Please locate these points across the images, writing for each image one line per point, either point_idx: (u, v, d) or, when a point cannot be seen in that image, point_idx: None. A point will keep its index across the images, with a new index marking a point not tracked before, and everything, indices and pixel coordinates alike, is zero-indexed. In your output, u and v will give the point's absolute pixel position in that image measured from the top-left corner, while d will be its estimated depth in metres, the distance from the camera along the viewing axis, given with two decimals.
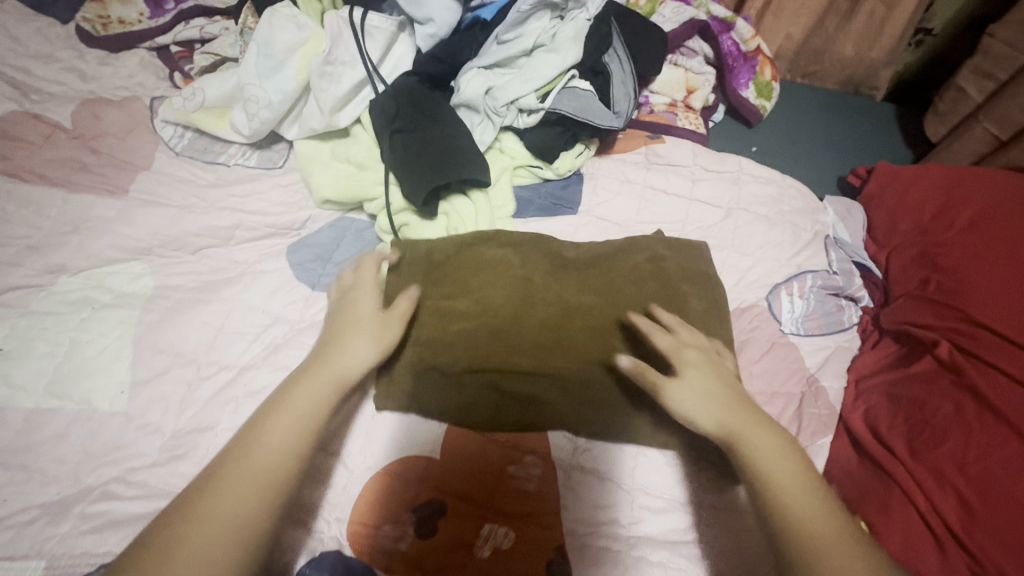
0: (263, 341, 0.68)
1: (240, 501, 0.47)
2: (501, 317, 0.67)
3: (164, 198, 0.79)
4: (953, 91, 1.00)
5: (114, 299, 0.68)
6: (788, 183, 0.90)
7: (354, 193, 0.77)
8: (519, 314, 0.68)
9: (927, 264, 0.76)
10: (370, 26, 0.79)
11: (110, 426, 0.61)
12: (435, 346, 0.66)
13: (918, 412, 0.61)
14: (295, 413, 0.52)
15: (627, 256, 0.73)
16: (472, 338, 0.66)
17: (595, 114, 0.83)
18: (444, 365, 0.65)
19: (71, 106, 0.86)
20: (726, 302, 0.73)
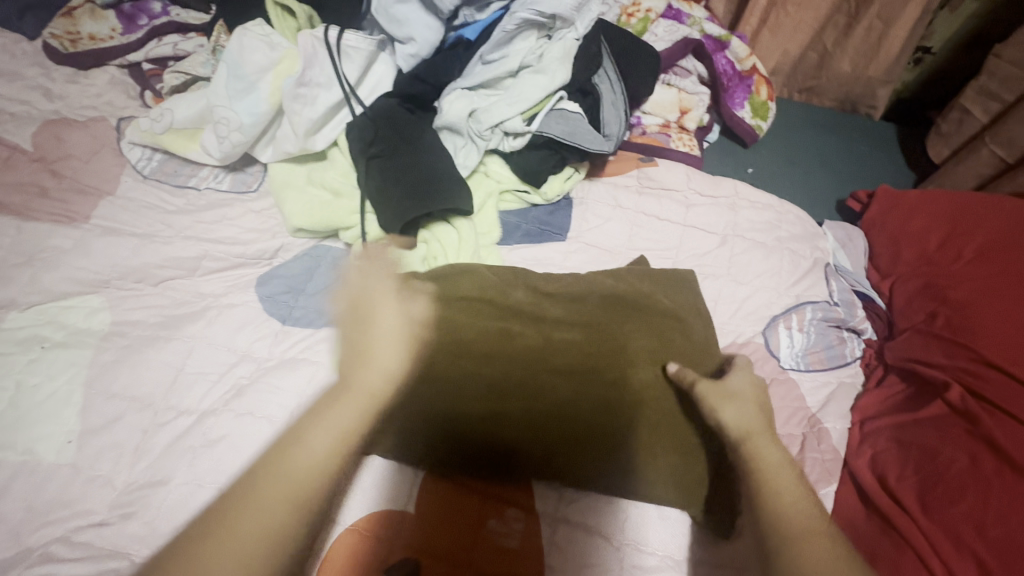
0: (228, 382, 0.64)
1: (244, 548, 0.43)
2: (482, 351, 0.64)
3: (128, 226, 0.74)
4: (957, 112, 0.97)
5: (66, 337, 0.64)
6: (785, 208, 0.87)
7: (329, 221, 0.73)
8: (491, 352, 0.64)
9: (935, 297, 0.72)
10: (347, 46, 0.75)
11: (56, 478, 0.56)
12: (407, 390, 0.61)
13: (931, 462, 0.57)
14: (332, 428, 0.50)
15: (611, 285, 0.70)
16: (459, 380, 0.61)
17: (584, 137, 0.79)
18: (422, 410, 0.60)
19: (32, 127, 0.81)
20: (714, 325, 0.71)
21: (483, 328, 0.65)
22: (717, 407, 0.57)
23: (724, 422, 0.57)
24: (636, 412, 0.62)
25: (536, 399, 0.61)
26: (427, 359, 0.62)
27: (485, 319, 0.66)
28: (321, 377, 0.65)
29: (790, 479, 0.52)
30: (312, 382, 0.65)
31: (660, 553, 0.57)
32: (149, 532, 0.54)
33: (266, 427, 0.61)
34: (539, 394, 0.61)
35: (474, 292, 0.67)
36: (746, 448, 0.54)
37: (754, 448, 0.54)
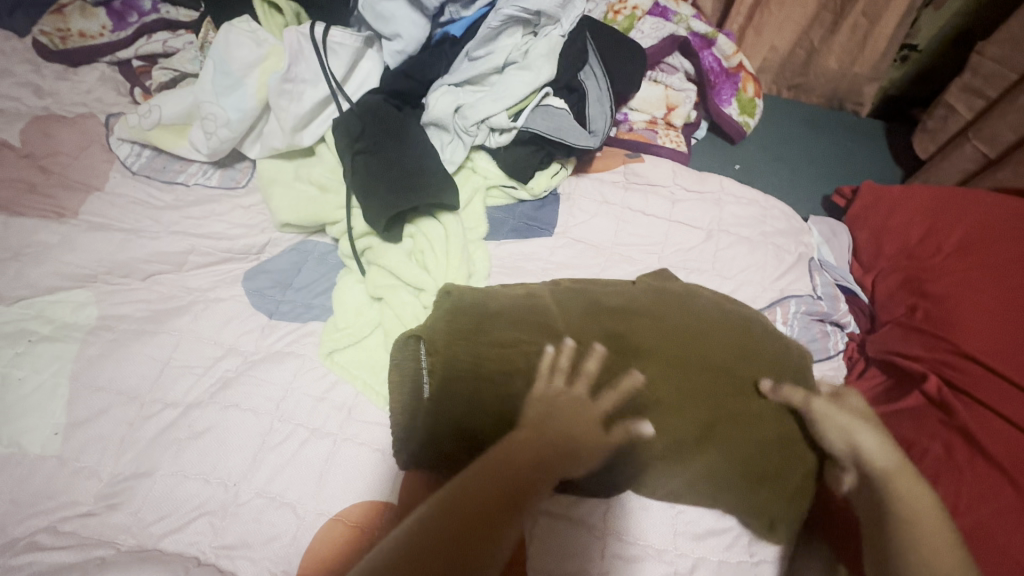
0: (214, 375, 0.64)
1: None
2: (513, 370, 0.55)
3: (116, 221, 0.75)
4: (942, 108, 0.98)
5: (53, 331, 0.64)
6: (770, 203, 0.88)
7: (316, 216, 0.74)
8: (520, 369, 0.55)
9: (914, 290, 0.73)
10: (333, 42, 0.76)
11: (42, 471, 0.57)
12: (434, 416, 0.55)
13: (907, 451, 0.58)
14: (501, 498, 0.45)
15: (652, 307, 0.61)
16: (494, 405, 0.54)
17: (569, 133, 0.80)
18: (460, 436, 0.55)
19: (20, 123, 0.82)
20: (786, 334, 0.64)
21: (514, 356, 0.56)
22: (850, 431, 0.53)
23: (862, 451, 0.52)
24: (743, 433, 0.55)
25: (593, 426, 0.52)
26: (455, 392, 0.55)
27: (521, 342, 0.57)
28: (307, 370, 0.66)
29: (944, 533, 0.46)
30: (298, 375, 0.65)
31: (640, 542, 0.58)
32: (135, 523, 0.55)
33: (252, 419, 0.61)
34: (582, 416, 0.52)
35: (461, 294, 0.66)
36: (893, 484, 0.50)
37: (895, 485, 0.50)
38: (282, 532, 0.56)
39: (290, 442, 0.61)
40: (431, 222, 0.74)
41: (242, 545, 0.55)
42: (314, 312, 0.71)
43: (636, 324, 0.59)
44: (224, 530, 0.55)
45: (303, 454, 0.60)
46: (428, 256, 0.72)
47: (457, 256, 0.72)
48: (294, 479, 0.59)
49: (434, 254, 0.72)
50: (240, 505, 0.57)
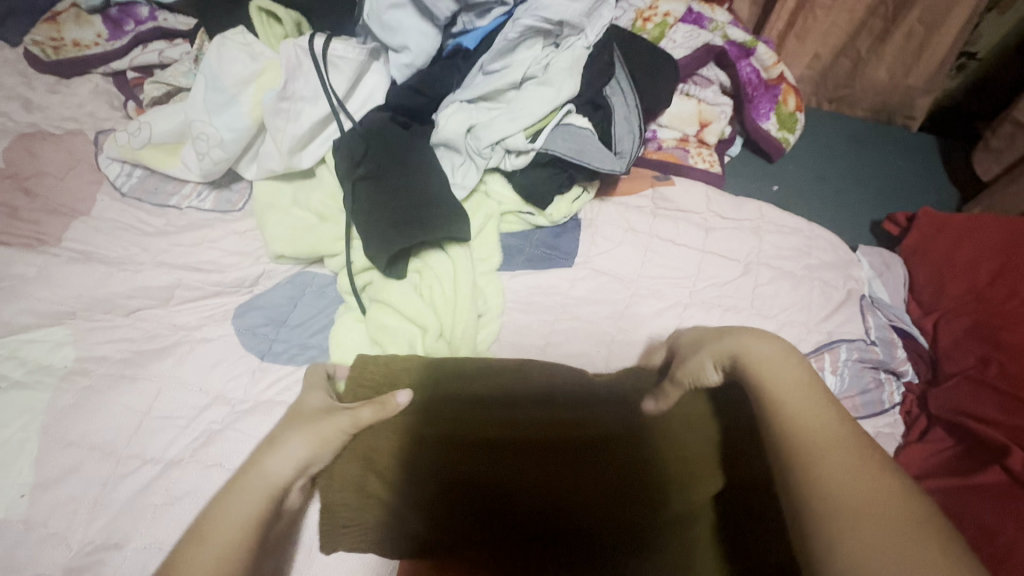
0: (197, 428, 0.58)
1: None
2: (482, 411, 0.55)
3: (101, 250, 0.69)
4: (1009, 125, 0.87)
5: (25, 375, 0.59)
6: (815, 232, 0.79)
7: (310, 250, 0.67)
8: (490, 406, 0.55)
9: (987, 340, 0.64)
10: (334, 56, 0.69)
11: (4, 537, 0.51)
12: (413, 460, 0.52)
13: (988, 541, 0.50)
14: (224, 532, 0.40)
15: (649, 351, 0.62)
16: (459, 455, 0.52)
17: (592, 155, 0.72)
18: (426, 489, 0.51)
19: (6, 142, 0.77)
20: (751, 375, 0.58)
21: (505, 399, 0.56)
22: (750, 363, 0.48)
23: (748, 364, 0.48)
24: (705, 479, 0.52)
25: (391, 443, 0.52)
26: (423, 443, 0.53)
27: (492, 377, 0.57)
28: None
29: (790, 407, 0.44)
30: None
31: None
32: None
33: None
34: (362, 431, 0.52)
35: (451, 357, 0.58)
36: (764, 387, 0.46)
37: (763, 369, 0.47)
38: None
39: None
40: (437, 253, 0.67)
41: None
42: (310, 354, 0.65)
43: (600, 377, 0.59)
44: None
45: None
46: (432, 291, 0.65)
47: (462, 293, 0.64)
48: None
49: (435, 290, 0.65)
50: None
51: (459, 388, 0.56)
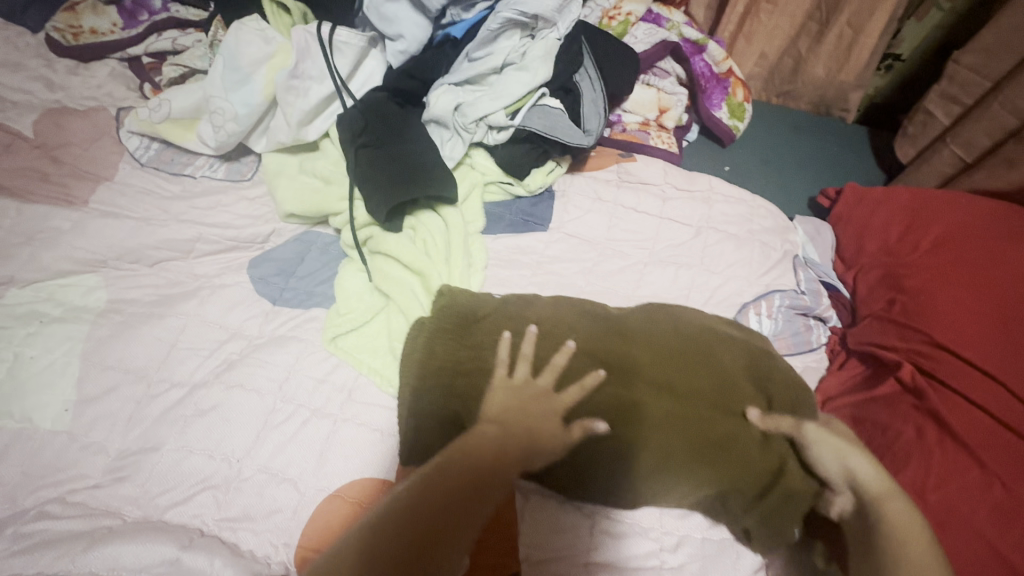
0: (219, 357, 0.67)
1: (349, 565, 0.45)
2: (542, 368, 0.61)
3: (125, 210, 0.77)
4: (921, 115, 1.02)
5: (63, 312, 0.66)
6: (758, 202, 0.91)
7: (319, 208, 0.76)
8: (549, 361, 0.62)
9: (892, 286, 0.76)
10: (339, 41, 0.79)
11: (54, 445, 0.59)
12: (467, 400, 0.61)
13: (881, 435, 0.61)
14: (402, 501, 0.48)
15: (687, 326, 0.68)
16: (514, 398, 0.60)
17: (564, 132, 0.83)
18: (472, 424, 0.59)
19: (34, 115, 0.85)
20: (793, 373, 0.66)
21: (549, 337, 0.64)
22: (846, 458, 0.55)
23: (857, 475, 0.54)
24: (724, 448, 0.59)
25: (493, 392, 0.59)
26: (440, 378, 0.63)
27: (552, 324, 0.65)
28: (310, 354, 0.68)
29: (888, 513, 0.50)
30: (301, 358, 0.68)
31: (628, 521, 0.60)
32: (140, 494, 0.57)
33: (256, 399, 0.64)
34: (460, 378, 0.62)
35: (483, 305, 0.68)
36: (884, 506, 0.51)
37: (886, 509, 0.51)
38: (283, 506, 0.58)
39: (292, 421, 0.63)
40: (431, 213, 0.77)
41: (246, 518, 0.58)
42: (317, 299, 0.74)
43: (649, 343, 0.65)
44: (228, 503, 0.58)
45: (305, 433, 0.62)
46: (428, 244, 0.75)
47: (454, 248, 0.75)
48: (295, 456, 0.61)
49: (430, 243, 0.75)
50: (243, 481, 0.59)
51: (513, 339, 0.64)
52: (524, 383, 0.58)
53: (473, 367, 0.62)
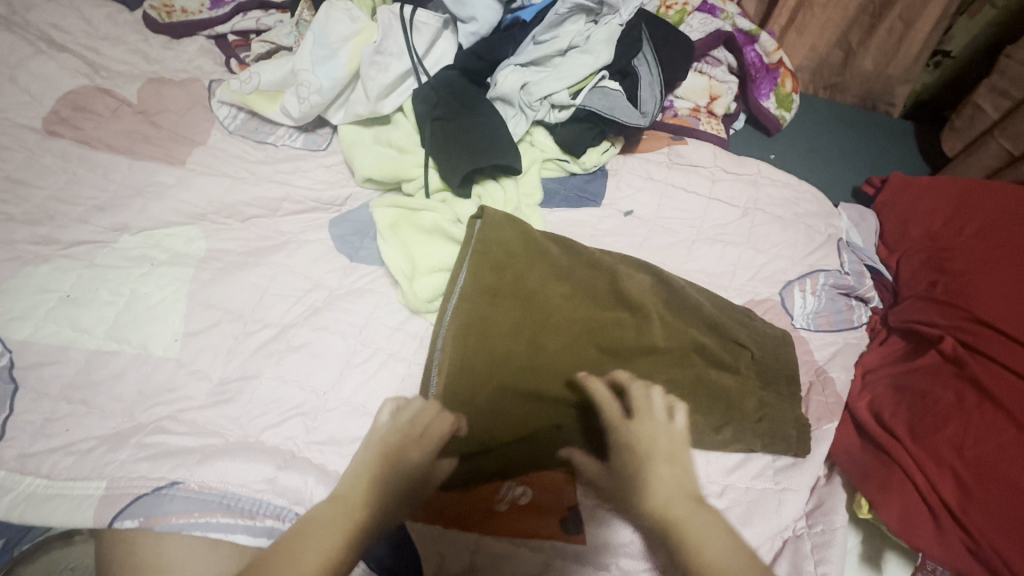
0: (305, 303, 0.74)
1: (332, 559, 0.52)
2: (541, 319, 0.68)
3: (219, 171, 0.85)
4: (970, 108, 1.05)
5: (170, 258, 0.74)
6: (804, 187, 0.95)
7: (395, 173, 0.83)
8: (542, 307, 0.69)
9: (936, 268, 0.79)
10: (418, 21, 0.86)
11: (164, 369, 0.66)
12: (468, 346, 0.65)
13: (922, 400, 0.65)
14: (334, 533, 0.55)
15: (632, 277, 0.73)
16: (508, 346, 0.66)
17: (622, 113, 0.88)
18: (474, 360, 0.65)
19: (137, 84, 0.93)
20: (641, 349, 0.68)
21: (574, 320, 0.69)
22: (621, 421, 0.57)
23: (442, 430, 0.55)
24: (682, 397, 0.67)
25: (490, 343, 0.66)
26: (478, 368, 0.65)
27: (593, 275, 0.72)
28: (385, 305, 0.75)
29: (683, 509, 0.47)
30: (377, 308, 0.74)
31: None
32: (241, 415, 0.64)
33: (339, 340, 0.71)
34: (467, 339, 0.66)
35: (511, 250, 0.71)
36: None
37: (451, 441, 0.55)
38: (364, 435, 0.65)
39: (371, 362, 0.70)
40: (487, 212, 0.73)
41: (331, 442, 0.64)
42: None
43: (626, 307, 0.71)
44: (315, 429, 0.64)
45: (381, 374, 0.69)
46: (501, 229, 0.72)
47: (530, 251, 0.72)
48: (374, 392, 0.68)
49: (501, 253, 0.71)
50: (329, 411, 0.66)
51: (527, 276, 0.70)
52: (517, 321, 0.68)
53: (487, 311, 0.68)
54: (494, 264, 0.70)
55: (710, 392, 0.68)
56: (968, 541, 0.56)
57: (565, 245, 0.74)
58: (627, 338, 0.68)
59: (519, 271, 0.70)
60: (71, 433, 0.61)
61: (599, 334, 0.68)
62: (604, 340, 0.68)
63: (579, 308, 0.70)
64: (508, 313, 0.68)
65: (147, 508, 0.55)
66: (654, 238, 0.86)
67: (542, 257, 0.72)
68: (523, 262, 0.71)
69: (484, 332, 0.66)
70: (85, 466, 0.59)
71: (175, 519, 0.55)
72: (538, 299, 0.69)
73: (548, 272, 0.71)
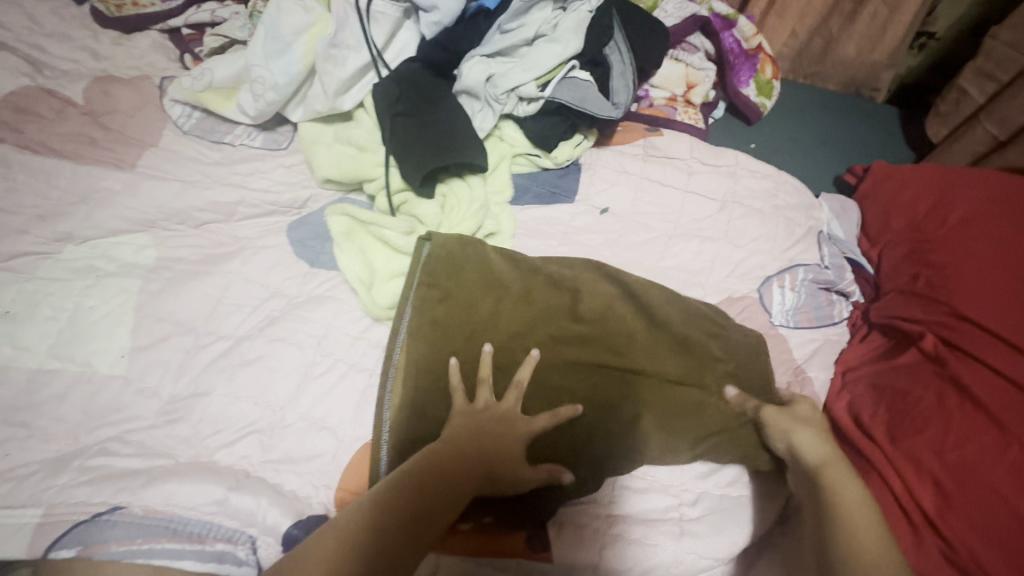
0: (261, 313, 0.70)
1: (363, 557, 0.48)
2: (500, 339, 0.66)
3: (171, 174, 0.81)
4: (955, 92, 1.02)
5: (117, 268, 0.70)
6: (784, 178, 0.92)
7: (355, 173, 0.79)
8: (500, 328, 0.67)
9: (918, 260, 0.77)
10: (375, 11, 0.81)
11: (111, 388, 0.63)
12: (423, 376, 0.64)
13: (901, 401, 0.63)
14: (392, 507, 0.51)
15: (599, 286, 0.71)
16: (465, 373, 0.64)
17: (593, 104, 0.84)
18: (429, 392, 0.63)
19: (83, 83, 0.88)
20: (604, 365, 0.66)
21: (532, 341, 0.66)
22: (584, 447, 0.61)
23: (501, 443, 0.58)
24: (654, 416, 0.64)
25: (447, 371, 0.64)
26: (431, 407, 0.62)
27: (555, 295, 0.69)
28: (346, 312, 0.71)
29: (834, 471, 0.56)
30: (338, 316, 0.71)
31: (649, 477, 0.63)
32: (193, 435, 0.61)
33: (297, 351, 0.67)
34: (424, 368, 0.64)
35: (468, 270, 0.69)
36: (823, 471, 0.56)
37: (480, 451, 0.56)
38: (323, 451, 0.62)
39: (331, 373, 0.67)
40: (437, 237, 0.70)
41: (288, 460, 0.61)
42: None
43: (588, 322, 0.68)
44: (272, 447, 0.62)
45: (340, 386, 0.66)
46: (456, 250, 0.70)
47: (487, 276, 0.69)
48: (334, 406, 0.65)
49: (457, 281, 0.69)
50: (285, 427, 0.63)
51: (485, 296, 0.68)
52: (476, 345, 0.66)
53: (448, 334, 0.66)
54: (447, 286, 0.68)
55: (690, 419, 0.64)
56: (945, 548, 0.54)
57: (519, 261, 0.72)
58: (589, 352, 0.67)
59: (476, 298, 0.68)
60: (9, 458, 0.58)
61: (560, 350, 0.66)
62: (565, 359, 0.66)
63: (540, 326, 0.67)
64: (465, 337, 0.66)
65: (85, 536, 0.53)
66: (630, 236, 0.82)
67: (501, 275, 0.70)
68: (480, 280, 0.69)
69: (441, 359, 0.64)
70: (23, 494, 0.55)
71: (116, 546, 0.53)
72: (496, 320, 0.67)
73: (507, 296, 0.68)
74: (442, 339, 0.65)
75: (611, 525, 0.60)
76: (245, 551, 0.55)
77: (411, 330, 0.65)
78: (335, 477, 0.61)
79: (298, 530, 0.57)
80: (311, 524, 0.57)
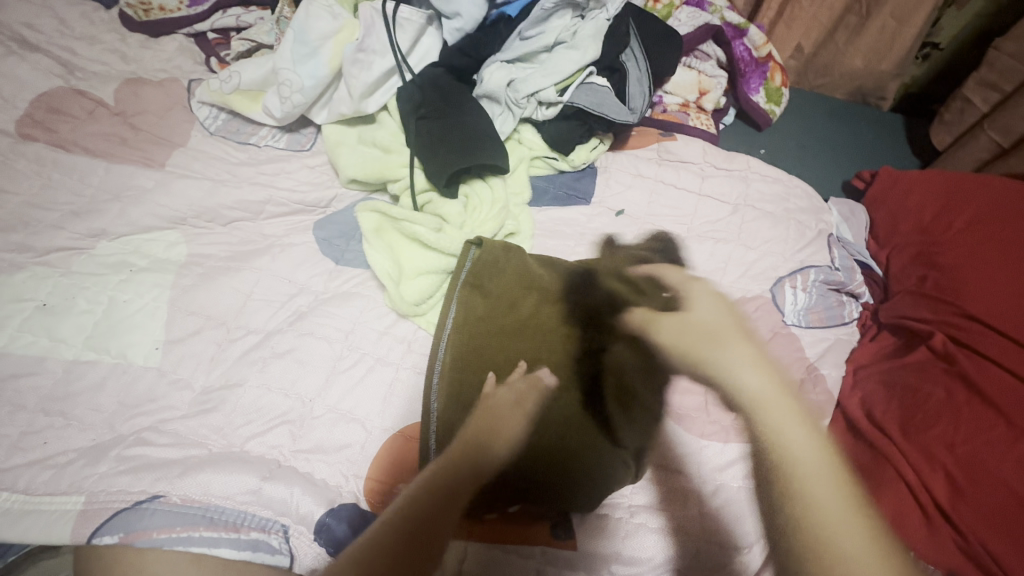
0: (290, 308, 0.72)
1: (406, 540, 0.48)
2: (538, 334, 0.70)
3: (200, 173, 0.83)
4: (959, 101, 1.05)
5: (150, 264, 0.72)
6: (794, 183, 0.94)
7: (380, 174, 0.81)
8: (538, 324, 0.71)
9: (926, 263, 0.79)
10: (401, 18, 0.84)
11: (145, 379, 0.65)
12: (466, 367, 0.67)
13: (912, 397, 0.65)
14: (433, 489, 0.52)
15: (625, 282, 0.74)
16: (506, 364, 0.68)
17: (610, 109, 0.87)
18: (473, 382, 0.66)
19: (113, 85, 0.91)
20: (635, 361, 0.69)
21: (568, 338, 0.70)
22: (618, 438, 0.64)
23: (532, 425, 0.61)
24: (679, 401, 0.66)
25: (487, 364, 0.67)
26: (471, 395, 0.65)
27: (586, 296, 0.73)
28: (372, 308, 0.73)
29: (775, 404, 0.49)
30: (364, 312, 0.73)
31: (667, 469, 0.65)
32: (226, 425, 0.63)
33: (325, 345, 0.69)
34: (465, 360, 0.67)
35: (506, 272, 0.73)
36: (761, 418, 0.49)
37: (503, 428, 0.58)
38: (352, 441, 0.63)
39: (358, 367, 0.68)
40: (486, 243, 0.74)
41: (318, 450, 0.63)
42: None
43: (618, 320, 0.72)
44: (302, 437, 0.63)
45: (368, 379, 0.68)
46: (495, 254, 0.74)
47: (523, 277, 0.73)
48: (362, 398, 0.66)
49: (496, 281, 0.73)
50: (315, 418, 0.65)
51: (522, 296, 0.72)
52: (514, 341, 0.69)
53: (489, 330, 0.70)
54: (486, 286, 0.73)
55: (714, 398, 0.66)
56: (958, 538, 0.56)
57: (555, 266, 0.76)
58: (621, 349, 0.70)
59: (514, 299, 0.72)
60: (48, 446, 0.59)
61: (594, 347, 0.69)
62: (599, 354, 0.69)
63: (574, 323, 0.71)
64: (504, 332, 0.70)
65: (127, 523, 0.54)
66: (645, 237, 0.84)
67: (537, 277, 0.74)
68: (517, 280, 0.73)
69: (482, 352, 0.68)
70: (64, 481, 0.57)
71: (157, 533, 0.54)
72: (533, 318, 0.71)
73: (542, 297, 0.73)
74: (482, 334, 0.69)
75: (632, 515, 0.61)
76: (279, 540, 0.57)
77: (456, 325, 0.70)
78: (363, 467, 0.62)
79: (330, 518, 0.58)
80: (342, 514, 0.59)
